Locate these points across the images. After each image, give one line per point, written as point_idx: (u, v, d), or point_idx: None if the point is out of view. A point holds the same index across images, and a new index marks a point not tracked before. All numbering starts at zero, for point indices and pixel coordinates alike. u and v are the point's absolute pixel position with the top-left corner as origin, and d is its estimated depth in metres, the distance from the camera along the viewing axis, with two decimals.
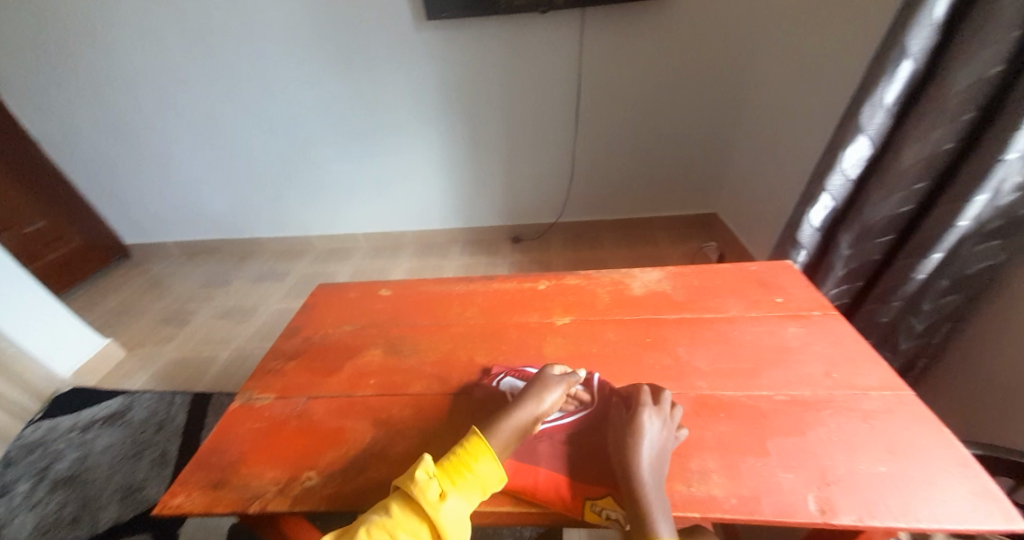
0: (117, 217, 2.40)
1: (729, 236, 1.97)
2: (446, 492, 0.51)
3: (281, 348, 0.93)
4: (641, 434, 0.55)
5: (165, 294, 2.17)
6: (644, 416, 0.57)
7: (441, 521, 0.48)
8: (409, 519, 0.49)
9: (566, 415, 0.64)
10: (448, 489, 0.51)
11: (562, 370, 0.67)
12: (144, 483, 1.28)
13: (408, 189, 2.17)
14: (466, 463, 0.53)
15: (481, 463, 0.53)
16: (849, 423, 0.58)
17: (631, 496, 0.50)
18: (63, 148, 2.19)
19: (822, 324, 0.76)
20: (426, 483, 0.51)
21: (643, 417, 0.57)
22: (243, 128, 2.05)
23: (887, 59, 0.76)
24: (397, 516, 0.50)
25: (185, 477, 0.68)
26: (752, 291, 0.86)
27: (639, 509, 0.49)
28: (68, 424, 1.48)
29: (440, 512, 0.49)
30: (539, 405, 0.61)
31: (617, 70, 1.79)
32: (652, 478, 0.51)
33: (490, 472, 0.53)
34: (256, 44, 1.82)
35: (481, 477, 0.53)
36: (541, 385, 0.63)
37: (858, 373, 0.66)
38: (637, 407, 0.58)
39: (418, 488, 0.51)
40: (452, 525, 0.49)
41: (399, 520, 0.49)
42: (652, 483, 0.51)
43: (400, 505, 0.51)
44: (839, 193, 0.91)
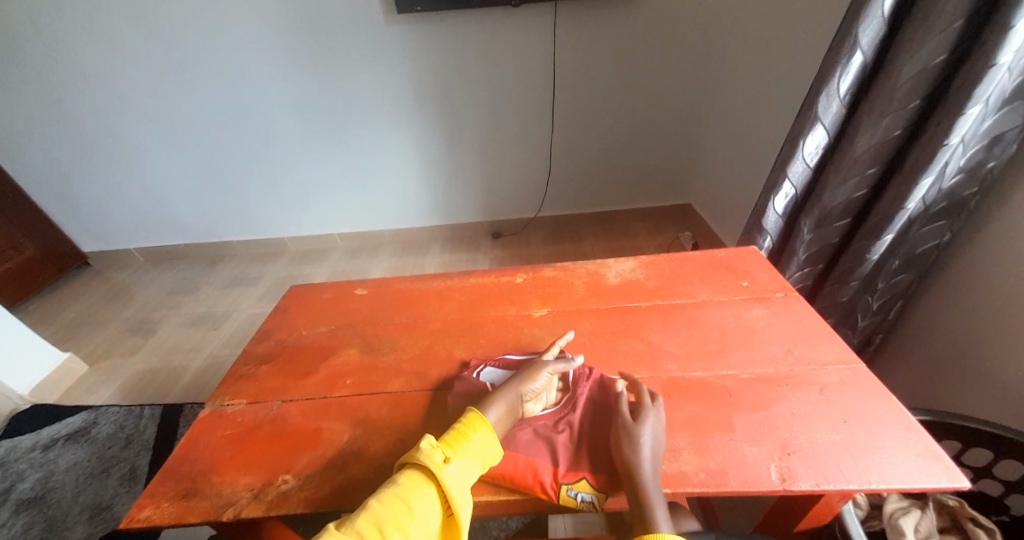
0: (73, 223, 2.28)
1: (702, 225, 2.03)
2: (449, 458, 0.52)
3: (253, 352, 0.91)
4: (644, 425, 0.55)
5: (131, 303, 2.08)
6: (647, 412, 0.58)
7: (447, 480, 0.49)
8: (418, 483, 0.49)
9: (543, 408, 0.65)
10: (451, 455, 0.52)
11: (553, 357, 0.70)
12: (114, 500, 1.23)
13: (384, 187, 2.14)
14: (467, 433, 0.55)
15: (480, 432, 0.56)
16: (807, 396, 0.61)
17: (630, 480, 0.51)
18: (12, 153, 2.07)
19: (783, 305, 0.79)
20: (431, 451, 0.52)
21: (647, 413, 0.57)
22: (207, 127, 1.98)
23: (841, 49, 0.79)
24: (405, 481, 0.50)
25: (153, 488, 0.66)
26: (720, 276, 0.89)
27: (638, 496, 0.50)
28: (28, 443, 1.41)
29: (446, 471, 0.50)
30: (529, 385, 0.64)
31: (590, 64, 1.81)
32: (652, 469, 0.52)
33: (489, 440, 0.55)
34: (220, 38, 1.75)
35: (482, 444, 0.55)
36: (532, 368, 0.67)
37: (816, 349, 0.69)
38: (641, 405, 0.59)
39: (424, 455, 0.52)
40: (457, 484, 0.49)
41: (408, 484, 0.49)
42: (650, 472, 0.52)
43: (407, 473, 0.51)
44: (799, 180, 0.95)
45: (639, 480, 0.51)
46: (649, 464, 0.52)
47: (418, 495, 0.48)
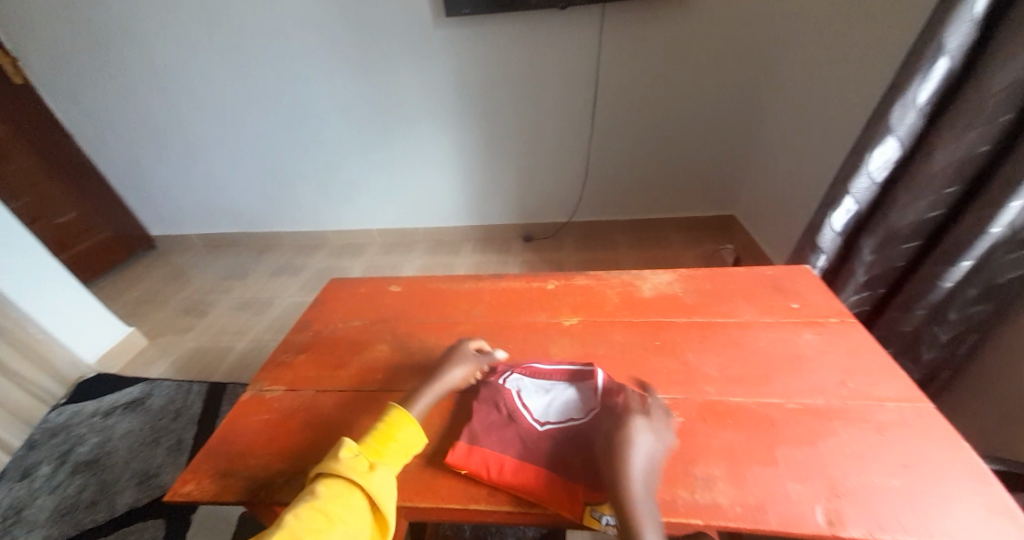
0: (143, 208, 2.48)
1: (746, 238, 1.94)
2: (373, 464, 0.56)
3: (292, 341, 0.94)
4: (631, 442, 0.53)
5: (186, 286, 2.23)
6: (634, 427, 0.54)
7: (374, 485, 0.53)
8: (340, 492, 0.52)
9: (569, 421, 0.64)
10: (374, 461, 0.56)
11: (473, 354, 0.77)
12: (160, 469, 1.32)
13: (422, 186, 2.19)
14: (390, 434, 0.60)
15: (404, 431, 0.61)
16: (861, 435, 0.56)
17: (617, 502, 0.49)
18: (95, 142, 2.27)
19: (838, 332, 0.73)
20: (352, 461, 0.55)
21: (635, 429, 0.54)
22: (263, 123, 2.09)
23: (922, 56, 0.72)
24: (326, 492, 0.52)
25: (195, 465, 0.70)
26: (767, 296, 0.84)
27: (625, 517, 0.47)
28: (91, 409, 1.54)
29: (372, 476, 0.54)
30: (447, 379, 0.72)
31: (636, 68, 1.76)
32: (642, 486, 0.50)
33: (410, 439, 0.61)
34: (280, 40, 1.84)
35: (401, 449, 0.60)
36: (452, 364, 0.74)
37: (875, 383, 0.63)
38: (628, 417, 0.56)
39: (345, 466, 0.54)
40: (383, 486, 0.54)
41: (329, 494, 0.52)
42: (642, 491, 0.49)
43: (327, 484, 0.53)
44: (863, 197, 0.88)
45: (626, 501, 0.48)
46: (637, 480, 0.50)
47: (342, 503, 0.51)
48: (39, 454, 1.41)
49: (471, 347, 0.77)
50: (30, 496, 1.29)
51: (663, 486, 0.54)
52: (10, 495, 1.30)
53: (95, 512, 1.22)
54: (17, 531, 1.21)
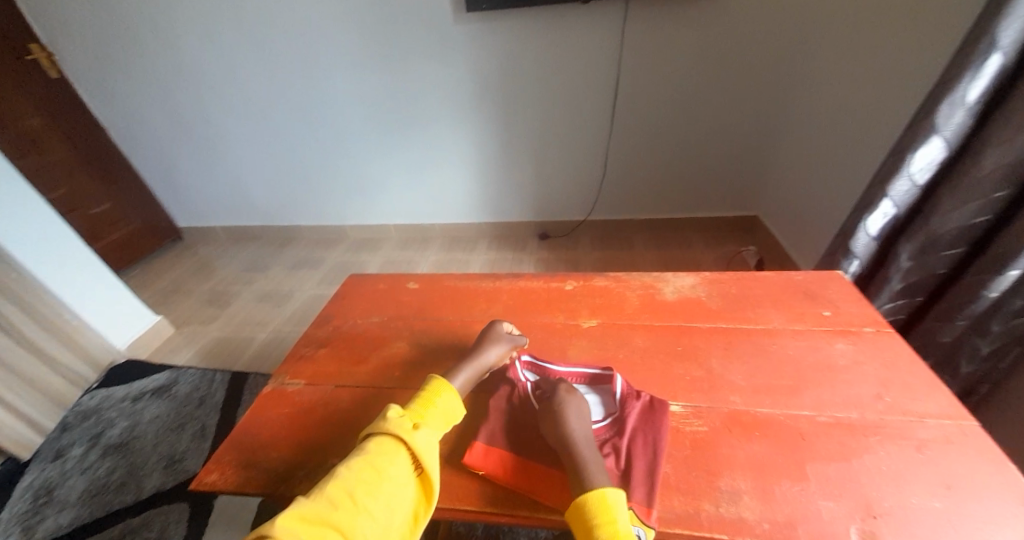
0: (171, 201, 2.55)
1: (770, 240, 1.88)
2: (417, 424, 0.58)
3: (312, 335, 0.95)
4: (566, 405, 0.60)
5: (210, 277, 2.28)
6: (564, 394, 0.62)
7: (419, 442, 0.55)
8: (388, 447, 0.54)
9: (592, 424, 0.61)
10: (418, 422, 0.58)
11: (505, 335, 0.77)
12: (185, 453, 1.36)
13: (439, 182, 2.19)
14: (432, 399, 0.62)
15: (444, 397, 0.63)
16: (899, 452, 0.53)
17: (568, 456, 0.55)
18: (126, 137, 2.34)
19: (874, 342, 0.70)
20: (399, 419, 0.58)
21: (564, 395, 0.62)
22: (285, 119, 2.12)
23: (972, 53, 0.68)
24: (376, 447, 0.54)
25: (219, 455, 0.71)
26: (796, 303, 0.81)
27: (574, 467, 0.53)
28: (121, 394, 1.59)
29: (417, 435, 0.56)
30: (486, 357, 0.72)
31: (661, 65, 1.72)
32: (583, 438, 0.56)
33: (451, 405, 0.63)
34: (301, 38, 1.86)
35: (443, 410, 0.62)
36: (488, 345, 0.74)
37: (914, 398, 0.60)
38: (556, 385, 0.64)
39: (392, 423, 0.57)
40: (427, 445, 0.56)
41: (378, 449, 0.54)
42: (585, 443, 0.56)
43: (376, 440, 0.55)
44: (902, 200, 0.84)
45: (573, 450, 0.55)
46: (578, 433, 0.57)
47: (390, 458, 0.53)
48: (72, 436, 1.47)
49: (503, 329, 0.78)
50: (62, 476, 1.34)
51: (686, 499, 0.52)
52: (44, 475, 1.36)
53: (124, 493, 1.27)
54: (49, 510, 1.26)
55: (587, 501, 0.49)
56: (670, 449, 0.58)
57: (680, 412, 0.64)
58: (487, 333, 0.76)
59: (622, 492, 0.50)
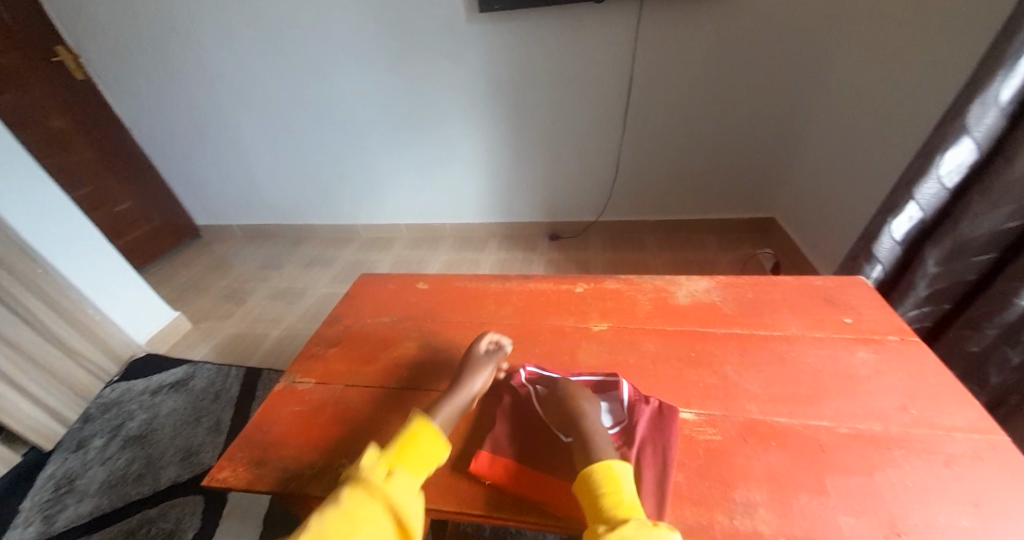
0: (190, 200, 2.61)
1: (787, 243, 1.84)
2: (393, 471, 0.55)
3: (323, 334, 0.96)
4: (579, 400, 0.63)
5: (227, 274, 2.32)
6: (575, 392, 0.64)
7: (392, 494, 0.52)
8: (361, 501, 0.51)
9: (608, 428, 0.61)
10: (394, 469, 0.55)
11: (488, 351, 0.73)
12: (200, 447, 1.38)
13: (451, 182, 2.19)
14: (412, 442, 0.59)
15: (425, 438, 0.59)
16: (924, 466, 0.51)
17: (580, 441, 0.57)
18: (146, 137, 2.39)
19: (898, 351, 0.67)
20: (373, 468, 0.54)
21: (576, 392, 0.64)
22: (300, 119, 2.14)
23: (1007, 50, 0.65)
24: (349, 499, 0.51)
25: (231, 452, 0.72)
26: (815, 309, 0.78)
27: (585, 449, 0.56)
28: (140, 387, 1.63)
29: (392, 485, 0.53)
30: (473, 383, 0.68)
31: (677, 64, 1.69)
32: (596, 426, 0.59)
33: (432, 447, 0.59)
34: (316, 39, 1.87)
35: (424, 454, 0.58)
36: (473, 369, 0.70)
37: (942, 412, 0.58)
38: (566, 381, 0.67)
39: (366, 473, 0.54)
40: (402, 497, 0.52)
41: (351, 502, 0.50)
42: (598, 431, 0.58)
43: (349, 492, 0.52)
44: (929, 203, 0.81)
45: (586, 434, 0.58)
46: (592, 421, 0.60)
47: (363, 512, 0.50)
48: (93, 428, 1.50)
49: (483, 347, 0.74)
50: (83, 466, 1.38)
51: (699, 510, 0.51)
52: (65, 465, 1.40)
53: (141, 485, 1.29)
54: (70, 499, 1.29)
55: (593, 471, 0.52)
56: (681, 458, 0.57)
57: (693, 420, 0.62)
58: (468, 355, 0.72)
59: (629, 468, 0.53)
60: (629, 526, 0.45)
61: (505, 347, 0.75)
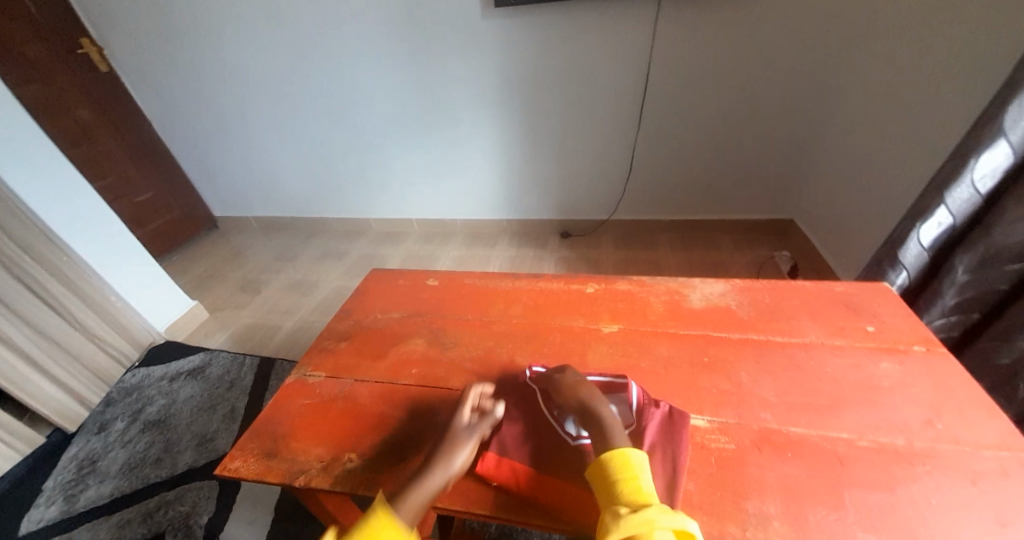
0: (208, 191, 2.66)
1: (805, 246, 1.80)
2: None
3: (334, 328, 0.96)
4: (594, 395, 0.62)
5: (242, 265, 2.36)
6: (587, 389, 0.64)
7: None
8: None
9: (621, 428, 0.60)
10: None
11: (472, 418, 0.65)
12: (215, 434, 1.41)
13: (462, 178, 2.19)
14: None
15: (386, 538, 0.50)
16: (950, 484, 0.50)
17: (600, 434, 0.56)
18: (166, 129, 2.43)
19: (924, 362, 0.65)
20: None
21: (589, 389, 0.63)
22: (315, 113, 2.15)
23: None
24: None
25: (243, 442, 0.73)
26: (836, 316, 0.76)
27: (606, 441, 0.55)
28: (159, 373, 1.67)
29: None
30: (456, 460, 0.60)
31: (697, 61, 1.64)
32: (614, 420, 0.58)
33: None
34: (332, 33, 1.88)
35: None
36: (453, 443, 0.61)
37: (969, 427, 0.55)
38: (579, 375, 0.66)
39: None
40: None
41: None
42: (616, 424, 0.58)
43: None
44: (960, 209, 0.78)
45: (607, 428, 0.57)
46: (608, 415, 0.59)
47: None
48: (115, 411, 1.55)
49: (465, 417, 0.65)
50: (105, 449, 1.42)
51: (711, 521, 0.50)
52: (88, 446, 1.44)
53: (159, 468, 1.33)
54: (91, 480, 1.33)
55: (610, 458, 0.52)
56: (693, 465, 0.56)
57: (705, 427, 0.61)
58: (448, 427, 0.64)
59: (644, 456, 0.54)
60: (653, 510, 0.46)
61: (494, 408, 0.66)
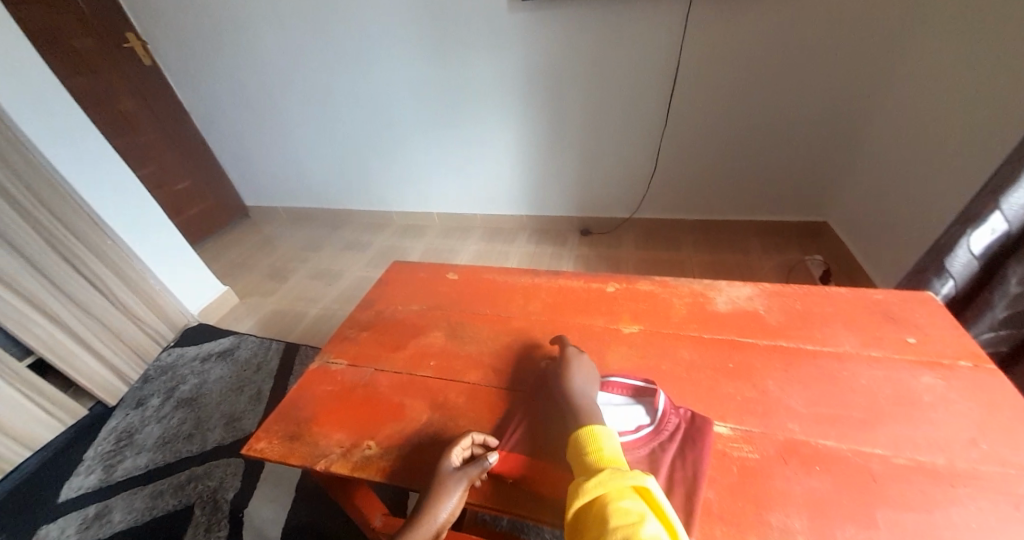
0: (240, 181, 2.74)
1: (839, 250, 1.72)
2: None
3: (355, 317, 0.98)
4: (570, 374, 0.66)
5: (271, 253, 2.44)
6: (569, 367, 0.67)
7: None
8: None
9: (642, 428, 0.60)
10: None
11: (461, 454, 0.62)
12: (242, 414, 1.46)
13: (484, 174, 2.19)
14: None
15: None
16: (995, 509, 0.47)
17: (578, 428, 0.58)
18: (203, 121, 2.52)
19: (971, 379, 0.61)
20: None
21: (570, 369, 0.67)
22: (342, 106, 2.19)
23: None
24: None
25: (268, 424, 0.75)
26: (873, 324, 0.72)
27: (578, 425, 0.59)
28: (192, 353, 1.74)
29: None
30: (444, 505, 0.57)
31: (731, 57, 1.59)
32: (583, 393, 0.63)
33: None
34: (360, 27, 1.89)
35: None
36: (444, 482, 0.58)
37: (1020, 450, 0.52)
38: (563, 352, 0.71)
39: None
40: None
41: None
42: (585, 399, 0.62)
43: None
44: (1017, 214, 0.74)
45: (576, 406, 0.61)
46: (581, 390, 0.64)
47: None
48: (151, 388, 1.63)
49: (455, 462, 0.61)
50: (141, 423, 1.50)
51: (732, 532, 0.49)
52: (126, 420, 1.52)
53: (190, 443, 1.39)
54: (129, 451, 1.41)
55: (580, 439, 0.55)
56: (713, 473, 0.55)
57: (728, 435, 0.59)
58: (437, 466, 0.60)
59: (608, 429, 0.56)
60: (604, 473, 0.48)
61: (489, 457, 0.60)
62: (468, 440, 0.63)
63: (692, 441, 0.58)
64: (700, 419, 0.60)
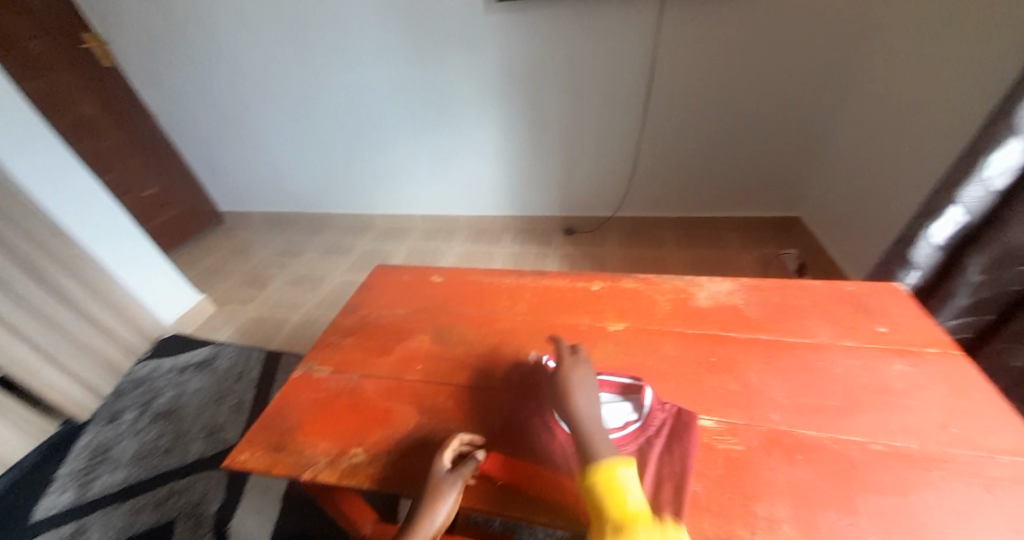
0: (214, 186, 2.67)
1: (813, 244, 1.78)
2: None
3: (339, 323, 0.97)
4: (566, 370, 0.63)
5: (248, 260, 2.38)
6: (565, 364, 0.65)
7: None
8: None
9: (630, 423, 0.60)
10: None
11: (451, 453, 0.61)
12: (224, 425, 1.42)
13: (465, 175, 2.18)
14: None
15: None
16: (966, 490, 0.49)
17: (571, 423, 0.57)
18: (172, 125, 2.44)
19: (939, 366, 0.64)
20: None
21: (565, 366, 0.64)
22: (317, 109, 2.15)
23: None
24: None
25: (252, 436, 0.73)
26: (847, 315, 0.75)
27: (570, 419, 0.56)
28: (168, 365, 1.69)
29: None
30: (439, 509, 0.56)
31: (703, 58, 1.63)
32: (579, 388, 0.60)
33: None
34: (334, 29, 1.87)
35: None
36: (435, 485, 0.58)
37: (985, 432, 0.55)
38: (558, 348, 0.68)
39: None
40: None
41: None
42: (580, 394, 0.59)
43: None
44: (975, 206, 0.78)
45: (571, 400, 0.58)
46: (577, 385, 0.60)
47: None
48: (126, 402, 1.57)
49: (446, 465, 0.60)
50: (116, 438, 1.44)
51: (721, 524, 0.50)
52: (100, 436, 1.46)
53: (169, 457, 1.35)
54: (104, 468, 1.35)
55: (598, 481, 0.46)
56: (700, 466, 0.56)
57: (713, 428, 0.61)
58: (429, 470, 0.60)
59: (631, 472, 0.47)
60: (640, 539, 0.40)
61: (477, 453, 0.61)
62: (458, 441, 0.63)
63: (680, 435, 0.59)
64: (685, 413, 0.61)
